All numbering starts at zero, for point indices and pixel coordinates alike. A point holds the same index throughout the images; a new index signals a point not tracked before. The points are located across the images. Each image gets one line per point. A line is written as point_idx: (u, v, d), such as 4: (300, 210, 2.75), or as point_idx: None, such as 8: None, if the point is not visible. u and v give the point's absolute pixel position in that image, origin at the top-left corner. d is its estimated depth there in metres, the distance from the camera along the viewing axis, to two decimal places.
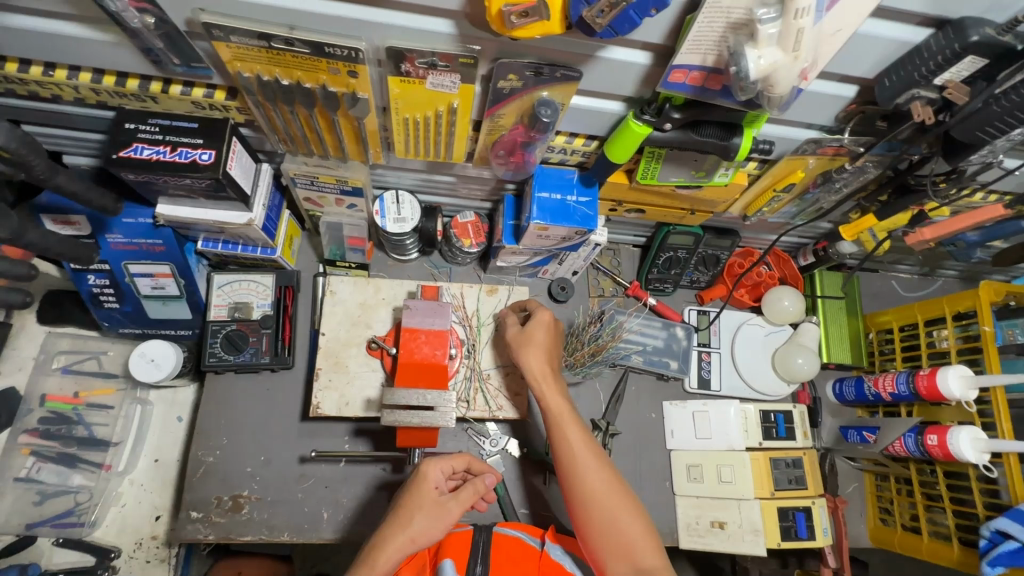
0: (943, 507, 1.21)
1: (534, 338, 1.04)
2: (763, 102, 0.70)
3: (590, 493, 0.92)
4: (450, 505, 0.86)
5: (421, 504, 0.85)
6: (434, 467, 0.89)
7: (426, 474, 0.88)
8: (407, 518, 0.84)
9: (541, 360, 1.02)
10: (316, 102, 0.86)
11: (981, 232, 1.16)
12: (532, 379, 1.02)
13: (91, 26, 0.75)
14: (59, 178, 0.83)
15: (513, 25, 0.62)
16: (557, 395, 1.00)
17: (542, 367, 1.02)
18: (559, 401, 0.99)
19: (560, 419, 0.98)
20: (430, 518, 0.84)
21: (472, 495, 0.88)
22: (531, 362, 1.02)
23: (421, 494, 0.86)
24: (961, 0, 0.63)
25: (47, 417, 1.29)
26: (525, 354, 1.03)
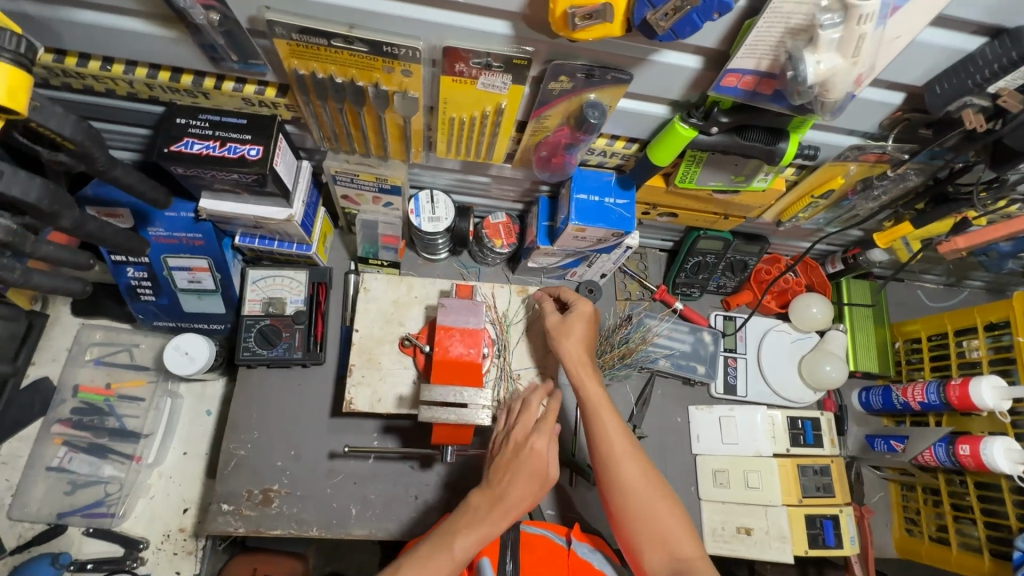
0: (972, 518, 1.20)
1: (573, 329, 1.02)
2: (816, 107, 0.71)
3: (627, 486, 0.92)
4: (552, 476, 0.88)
5: (520, 473, 0.86)
6: (543, 436, 0.88)
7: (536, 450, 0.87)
8: (509, 492, 0.85)
9: (580, 350, 1.01)
10: (366, 101, 0.87)
11: (1015, 242, 1.16)
12: (571, 368, 1.00)
13: (155, 22, 0.77)
14: (114, 170, 0.84)
15: (576, 27, 0.64)
16: (596, 391, 0.98)
17: (581, 361, 1.00)
18: (597, 392, 0.98)
19: (600, 417, 0.96)
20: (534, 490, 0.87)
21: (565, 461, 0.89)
22: (571, 353, 1.01)
23: (524, 465, 0.86)
24: (1020, 9, 0.63)
25: (79, 407, 1.30)
26: (564, 343, 1.01)
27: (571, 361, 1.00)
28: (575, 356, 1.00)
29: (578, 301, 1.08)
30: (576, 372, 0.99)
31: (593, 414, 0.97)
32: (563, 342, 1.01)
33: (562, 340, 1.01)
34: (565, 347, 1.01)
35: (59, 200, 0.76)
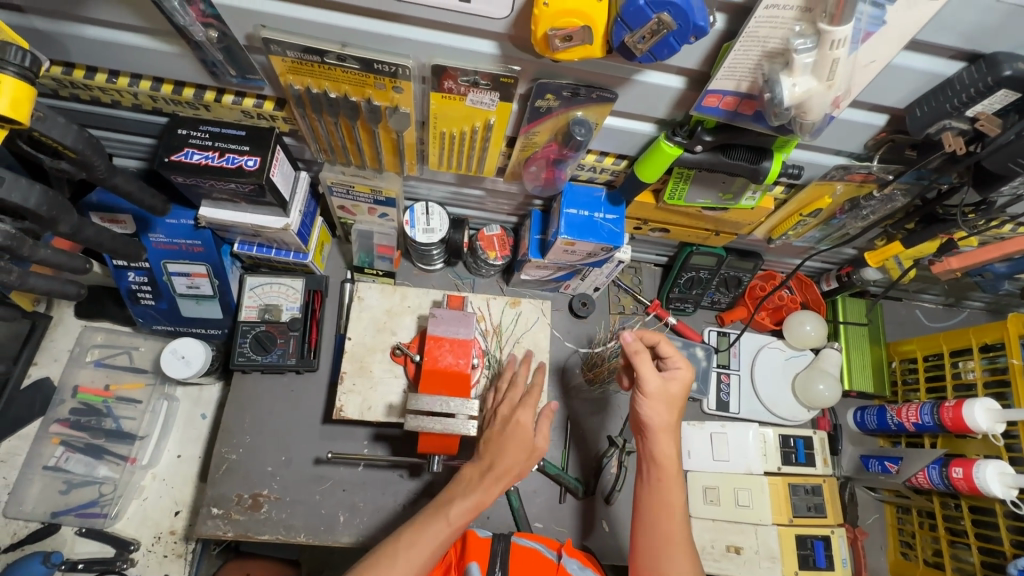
0: (967, 543, 1.18)
1: (671, 400, 0.95)
2: (795, 128, 0.72)
3: None
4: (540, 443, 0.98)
5: (512, 440, 0.94)
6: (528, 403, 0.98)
7: (521, 422, 0.96)
8: (507, 463, 0.92)
9: (669, 426, 0.95)
10: (360, 115, 0.90)
11: (1009, 264, 1.15)
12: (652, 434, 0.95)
13: (158, 38, 0.80)
14: (114, 178, 0.88)
15: (556, 48, 0.66)
16: (675, 480, 0.94)
17: (669, 441, 0.95)
18: (677, 478, 0.94)
19: (671, 506, 0.92)
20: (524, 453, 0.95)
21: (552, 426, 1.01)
22: (662, 423, 0.94)
23: (513, 433, 0.95)
24: (994, 35, 0.64)
25: (78, 408, 1.33)
26: (657, 412, 0.95)
27: (658, 433, 0.95)
28: (664, 428, 0.95)
29: (679, 362, 0.96)
30: (661, 445, 0.94)
31: (666, 501, 0.93)
32: (658, 410, 0.94)
33: (658, 410, 0.94)
34: (658, 416, 0.94)
35: (57, 206, 0.79)
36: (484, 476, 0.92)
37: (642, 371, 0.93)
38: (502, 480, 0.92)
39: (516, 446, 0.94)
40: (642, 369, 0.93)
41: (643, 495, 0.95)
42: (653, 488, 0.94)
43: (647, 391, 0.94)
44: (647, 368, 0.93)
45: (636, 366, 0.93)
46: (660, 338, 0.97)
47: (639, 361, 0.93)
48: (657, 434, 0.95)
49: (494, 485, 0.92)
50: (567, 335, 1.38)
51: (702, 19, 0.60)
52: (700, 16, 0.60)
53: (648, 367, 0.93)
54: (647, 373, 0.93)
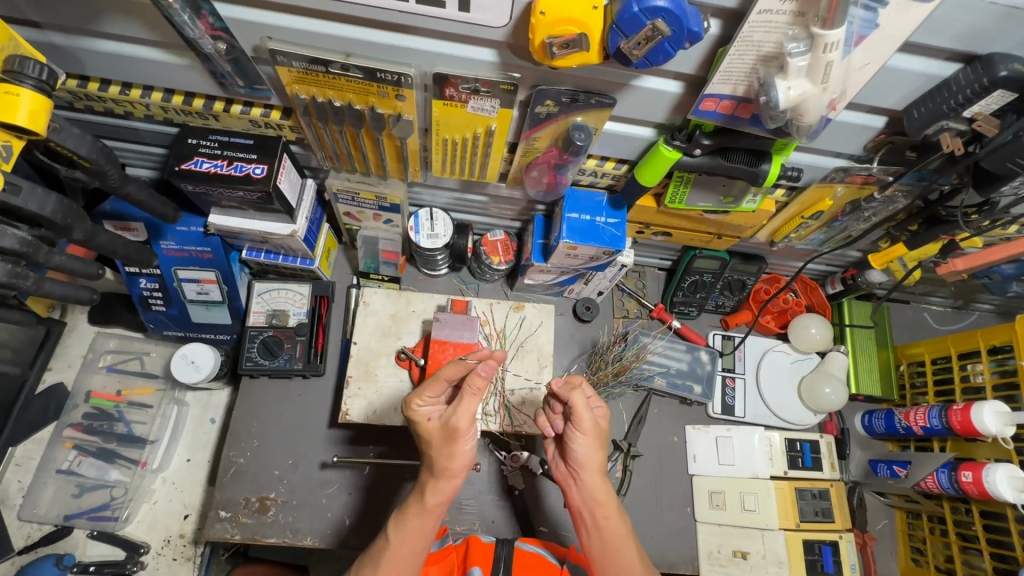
0: (979, 549, 1.16)
1: (603, 431, 0.89)
2: (792, 130, 0.73)
3: None
4: (459, 423, 0.81)
5: (431, 439, 0.84)
6: (433, 382, 0.84)
7: (421, 418, 0.85)
8: (442, 462, 0.84)
9: (596, 459, 0.89)
10: (364, 123, 0.92)
11: (1017, 265, 1.14)
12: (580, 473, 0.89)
13: (169, 51, 0.83)
14: (127, 186, 0.90)
15: (554, 55, 0.67)
16: (616, 514, 0.90)
17: (601, 476, 0.90)
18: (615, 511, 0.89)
19: (618, 543, 0.89)
20: (455, 445, 0.83)
21: (475, 401, 0.81)
22: (593, 459, 0.88)
23: (429, 431, 0.84)
24: (989, 37, 0.65)
25: (90, 413, 1.35)
26: (589, 448, 0.88)
27: (590, 470, 0.89)
28: (596, 465, 0.89)
29: (599, 401, 0.89)
30: (590, 480, 0.89)
31: (613, 539, 0.89)
32: (589, 447, 0.88)
33: (591, 445, 0.88)
34: (590, 452, 0.88)
35: (72, 214, 0.82)
36: (424, 496, 0.86)
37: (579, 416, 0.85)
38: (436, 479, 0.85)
39: (447, 452, 0.83)
40: (578, 407, 0.85)
41: (589, 539, 0.90)
42: (599, 533, 0.89)
43: (582, 427, 0.86)
44: (582, 402, 0.85)
45: (572, 403, 0.84)
46: (584, 378, 0.88)
47: (575, 398, 0.85)
48: (589, 472, 0.89)
49: (437, 494, 0.86)
50: (571, 340, 1.39)
51: (696, 25, 0.62)
52: (694, 22, 0.61)
53: (583, 404, 0.85)
54: (582, 409, 0.85)
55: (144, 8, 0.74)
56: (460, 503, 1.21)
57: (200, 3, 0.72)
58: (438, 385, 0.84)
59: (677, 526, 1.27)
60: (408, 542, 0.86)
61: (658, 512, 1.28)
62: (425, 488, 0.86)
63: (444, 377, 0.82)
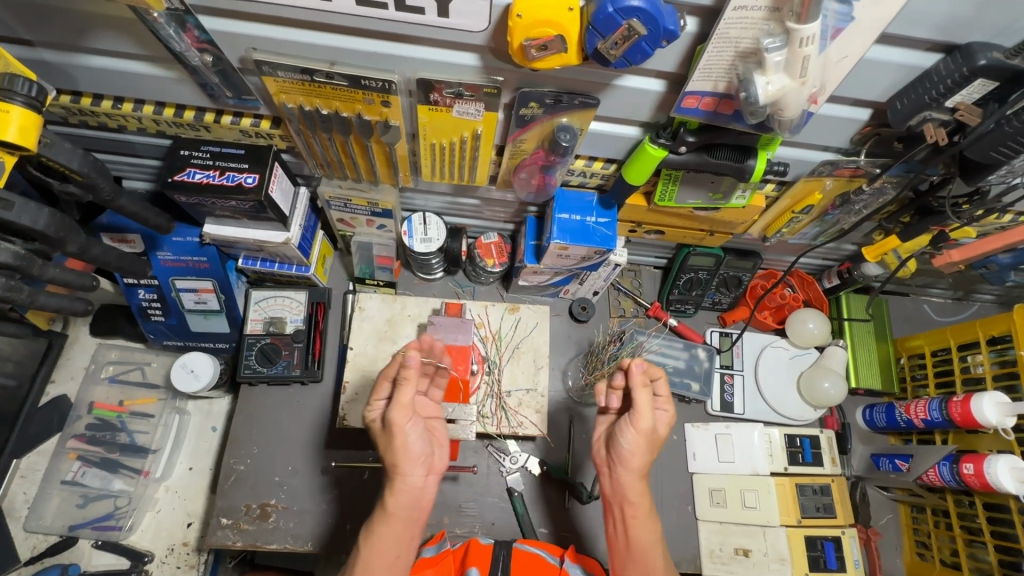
0: (984, 541, 1.15)
1: (653, 439, 0.94)
2: (775, 125, 0.73)
3: None
4: (391, 412, 0.83)
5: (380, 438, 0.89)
6: (380, 385, 0.88)
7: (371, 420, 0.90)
8: (389, 457, 0.87)
9: (642, 458, 0.93)
10: (352, 130, 0.93)
11: (1014, 254, 1.13)
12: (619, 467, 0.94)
13: (158, 65, 0.84)
14: (120, 200, 0.92)
15: (533, 57, 0.68)
16: (645, 517, 0.94)
17: (639, 478, 0.94)
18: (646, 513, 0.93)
19: (644, 547, 0.93)
20: (396, 439, 0.86)
21: (408, 390, 0.84)
22: (637, 462, 0.93)
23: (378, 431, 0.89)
24: (967, 26, 0.65)
25: (94, 423, 1.37)
26: (636, 446, 0.93)
27: (630, 470, 0.93)
28: (637, 466, 0.93)
29: (665, 405, 0.97)
30: (629, 478, 0.93)
31: (639, 541, 0.93)
32: (636, 449, 0.93)
33: (638, 446, 0.92)
34: (637, 455, 0.93)
35: (65, 227, 0.83)
36: (385, 500, 0.88)
37: (637, 416, 0.91)
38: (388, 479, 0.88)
39: (390, 447, 0.87)
40: (642, 403, 0.90)
41: (617, 532, 0.96)
42: (626, 531, 0.94)
43: (640, 425, 0.91)
44: (645, 402, 0.90)
45: (637, 400, 0.90)
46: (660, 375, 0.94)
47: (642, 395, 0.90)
48: (629, 472, 0.93)
49: (397, 496, 0.88)
50: (568, 340, 1.39)
51: (672, 23, 0.62)
52: (670, 20, 0.62)
53: (647, 404, 0.90)
54: (646, 410, 0.91)
55: (131, 24, 0.76)
56: (459, 506, 1.21)
57: (185, 17, 0.73)
58: (383, 388, 0.89)
59: (677, 525, 1.26)
60: (380, 551, 0.87)
61: (659, 512, 1.27)
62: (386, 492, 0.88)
63: (383, 375, 0.87)
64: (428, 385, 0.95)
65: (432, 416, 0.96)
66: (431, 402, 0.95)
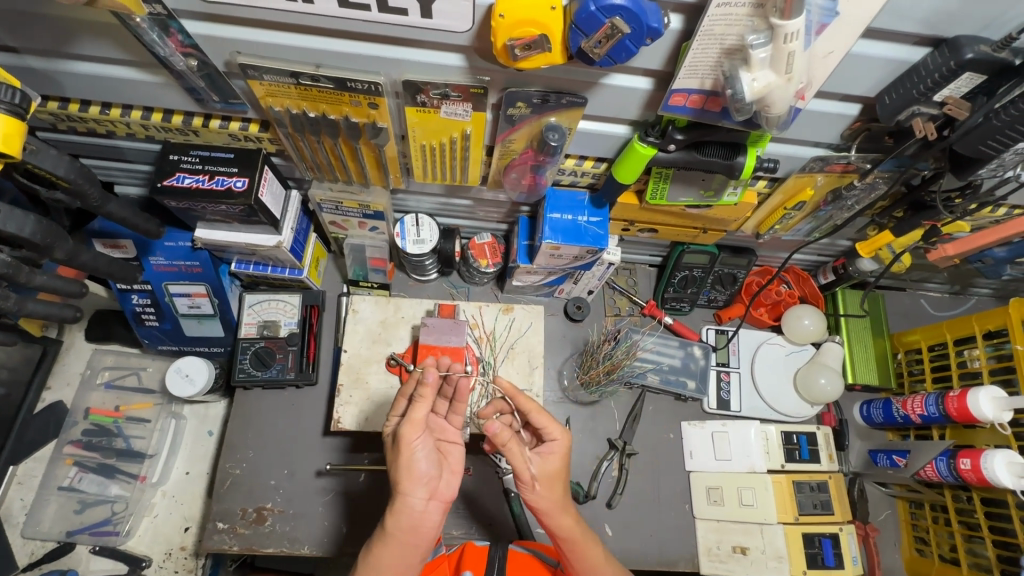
0: (982, 537, 1.15)
1: (554, 477, 0.90)
2: (762, 122, 0.73)
3: None
4: (402, 427, 0.82)
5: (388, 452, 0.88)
6: (397, 400, 0.91)
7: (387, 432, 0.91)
8: (393, 474, 0.85)
9: (551, 495, 0.89)
10: (340, 133, 0.92)
11: (1008, 248, 1.13)
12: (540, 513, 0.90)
13: (144, 70, 0.84)
14: (109, 205, 0.92)
15: (517, 57, 0.68)
16: (585, 547, 0.90)
17: (561, 517, 0.90)
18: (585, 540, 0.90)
19: (592, 569, 0.89)
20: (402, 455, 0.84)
21: (422, 407, 0.83)
22: (549, 504, 0.89)
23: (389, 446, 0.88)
24: (954, 20, 0.64)
25: (90, 429, 1.37)
26: (542, 490, 0.89)
27: (551, 514, 0.90)
28: (550, 509, 0.89)
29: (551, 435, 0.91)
30: (553, 519, 0.90)
31: (592, 565, 0.90)
32: (542, 494, 0.89)
33: (541, 492, 0.89)
34: (548, 498, 0.89)
35: (52, 233, 0.83)
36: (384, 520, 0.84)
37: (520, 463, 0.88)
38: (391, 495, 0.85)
39: (397, 463, 0.84)
40: (512, 453, 0.87)
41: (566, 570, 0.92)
42: (572, 568, 0.90)
43: (524, 476, 0.88)
44: (518, 451, 0.87)
45: (505, 453, 0.87)
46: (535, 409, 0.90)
47: (511, 446, 0.87)
48: (549, 515, 0.90)
49: (397, 517, 0.83)
50: (563, 340, 1.39)
51: (655, 21, 0.62)
52: (653, 18, 0.61)
53: (517, 453, 0.87)
54: (517, 457, 0.87)
55: (114, 29, 0.76)
56: (456, 507, 1.21)
57: (167, 21, 0.73)
58: (401, 403, 0.91)
59: (675, 524, 1.26)
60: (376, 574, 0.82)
61: (656, 511, 1.27)
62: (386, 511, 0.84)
63: (401, 393, 0.89)
64: (448, 408, 0.94)
65: (452, 441, 0.92)
66: (450, 426, 0.93)
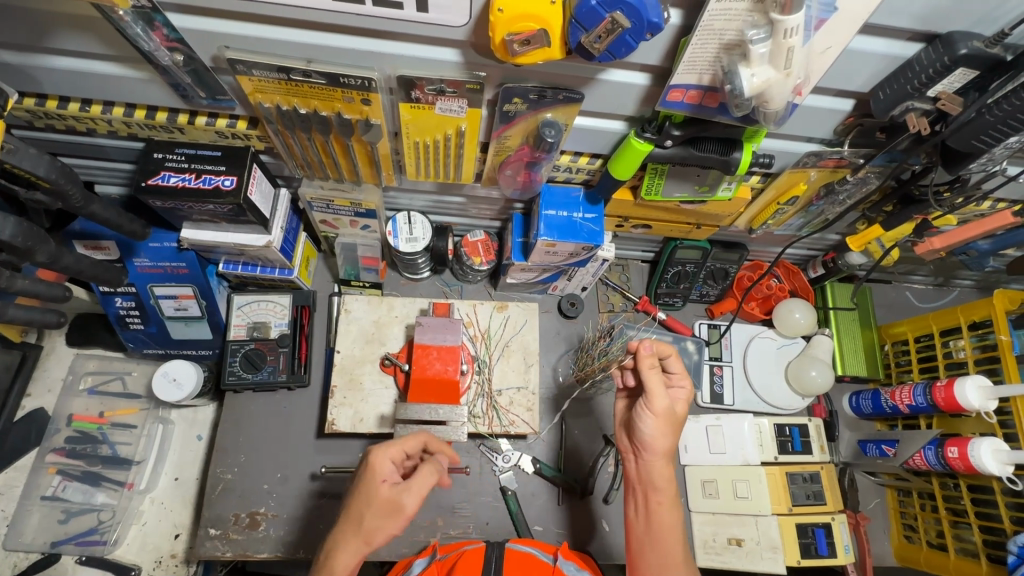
0: (969, 522, 1.18)
1: (670, 425, 0.91)
2: (760, 117, 0.73)
3: None
4: (407, 501, 0.79)
5: (371, 504, 0.79)
6: (409, 438, 0.85)
7: (375, 463, 0.81)
8: (369, 525, 0.78)
9: (664, 434, 0.90)
10: (332, 129, 0.90)
11: (992, 241, 1.15)
12: (649, 448, 0.90)
13: (126, 65, 0.81)
14: (91, 206, 0.89)
15: (515, 52, 0.67)
16: (671, 504, 0.90)
17: (664, 462, 0.91)
18: (672, 508, 0.90)
19: (666, 536, 0.88)
20: (391, 520, 0.79)
21: (430, 479, 0.81)
22: (664, 446, 0.90)
23: (375, 494, 0.79)
24: (946, 17, 0.65)
25: (73, 436, 1.33)
26: (657, 430, 0.90)
27: (658, 455, 0.90)
28: (664, 450, 0.90)
29: (680, 383, 0.96)
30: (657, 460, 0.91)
31: (664, 527, 0.89)
32: (658, 430, 0.90)
33: (660, 428, 0.89)
34: (661, 439, 0.90)
35: (33, 236, 0.81)
36: (335, 555, 0.79)
37: (652, 393, 0.88)
38: (354, 540, 0.79)
39: (385, 515, 0.79)
40: (653, 384, 0.89)
41: (637, 517, 0.92)
42: (648, 516, 0.90)
43: (654, 407, 0.89)
44: (657, 380, 0.89)
45: (645, 378, 0.89)
46: (672, 353, 0.94)
47: (650, 375, 0.89)
48: (656, 454, 0.90)
49: (346, 556, 0.79)
50: (557, 337, 1.38)
51: (656, 16, 0.61)
52: (653, 13, 0.61)
53: (659, 385, 0.89)
54: (655, 387, 0.89)
55: (96, 22, 0.73)
56: (453, 506, 1.19)
57: (152, 14, 0.71)
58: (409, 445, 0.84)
59: None
60: None
61: None
62: (345, 539, 0.79)
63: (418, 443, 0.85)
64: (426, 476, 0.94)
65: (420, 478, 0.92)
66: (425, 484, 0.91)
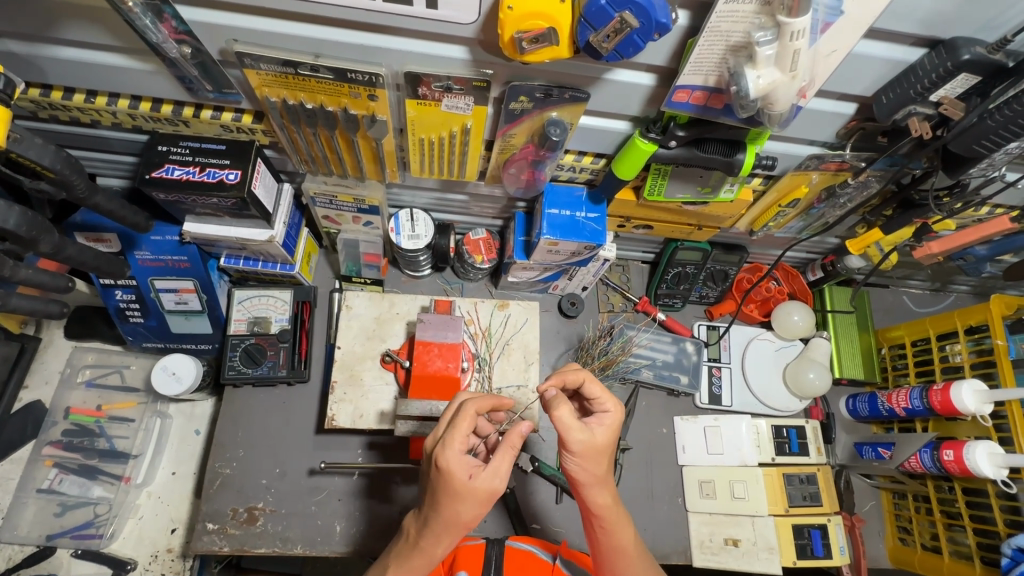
0: (963, 525, 1.19)
1: (600, 451, 0.78)
2: (765, 119, 0.74)
3: None
4: (495, 484, 0.73)
5: (465, 499, 0.73)
6: (463, 422, 0.74)
7: (454, 465, 0.72)
8: (464, 516, 0.75)
9: (594, 466, 0.79)
10: (337, 125, 0.91)
11: (990, 246, 1.16)
12: (580, 485, 0.80)
13: (133, 57, 0.81)
14: (95, 197, 0.89)
15: (524, 50, 0.67)
16: (617, 524, 0.83)
17: (606, 491, 0.81)
18: (626, 531, 0.84)
19: (629, 552, 0.85)
20: (488, 506, 0.75)
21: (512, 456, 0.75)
22: (596, 477, 0.79)
23: (462, 491, 0.73)
24: (950, 22, 0.66)
25: (70, 429, 1.33)
26: (585, 466, 0.79)
27: (593, 487, 0.80)
28: (596, 480, 0.80)
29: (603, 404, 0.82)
30: (597, 495, 0.80)
31: (620, 548, 0.84)
32: (585, 466, 0.78)
33: (585, 467, 0.78)
34: (591, 470, 0.79)
35: (37, 226, 0.81)
36: (428, 544, 0.78)
37: (564, 434, 0.76)
38: (449, 535, 0.77)
39: (473, 505, 0.74)
40: (563, 425, 0.76)
41: (591, 538, 0.87)
42: (602, 540, 0.85)
43: (571, 448, 0.77)
44: (570, 419, 0.76)
45: (554, 420, 0.77)
46: (585, 377, 0.83)
47: (560, 413, 0.77)
48: (587, 488, 0.80)
49: (443, 542, 0.78)
50: (557, 336, 1.39)
51: (664, 16, 0.61)
52: (661, 13, 0.61)
53: (570, 424, 0.76)
54: (569, 428, 0.76)
55: (104, 13, 0.73)
56: None
57: (161, 6, 0.71)
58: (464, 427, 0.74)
59: (667, 518, 1.27)
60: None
61: (651, 506, 1.28)
62: (438, 532, 0.76)
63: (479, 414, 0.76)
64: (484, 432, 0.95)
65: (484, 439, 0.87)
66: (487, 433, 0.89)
